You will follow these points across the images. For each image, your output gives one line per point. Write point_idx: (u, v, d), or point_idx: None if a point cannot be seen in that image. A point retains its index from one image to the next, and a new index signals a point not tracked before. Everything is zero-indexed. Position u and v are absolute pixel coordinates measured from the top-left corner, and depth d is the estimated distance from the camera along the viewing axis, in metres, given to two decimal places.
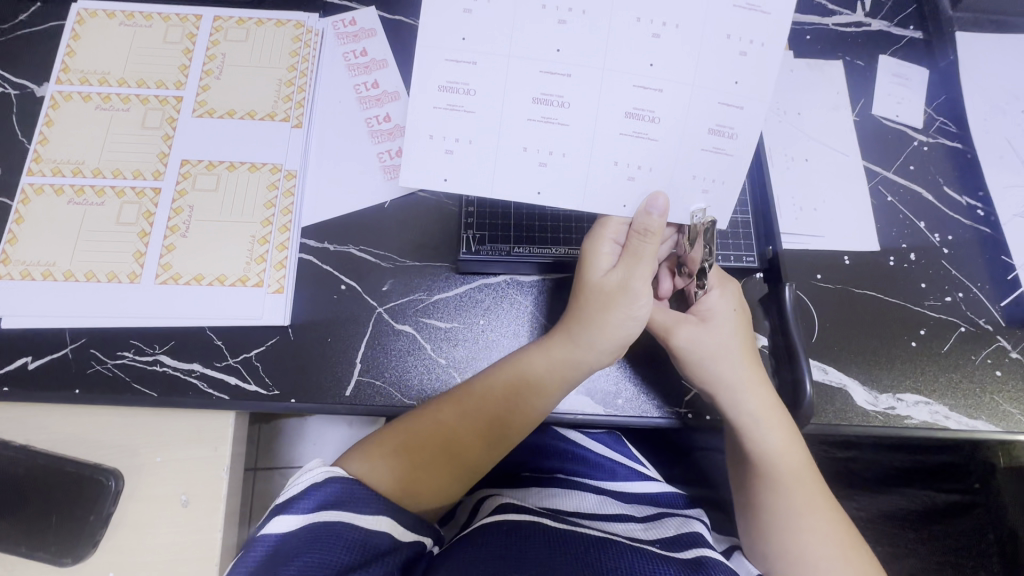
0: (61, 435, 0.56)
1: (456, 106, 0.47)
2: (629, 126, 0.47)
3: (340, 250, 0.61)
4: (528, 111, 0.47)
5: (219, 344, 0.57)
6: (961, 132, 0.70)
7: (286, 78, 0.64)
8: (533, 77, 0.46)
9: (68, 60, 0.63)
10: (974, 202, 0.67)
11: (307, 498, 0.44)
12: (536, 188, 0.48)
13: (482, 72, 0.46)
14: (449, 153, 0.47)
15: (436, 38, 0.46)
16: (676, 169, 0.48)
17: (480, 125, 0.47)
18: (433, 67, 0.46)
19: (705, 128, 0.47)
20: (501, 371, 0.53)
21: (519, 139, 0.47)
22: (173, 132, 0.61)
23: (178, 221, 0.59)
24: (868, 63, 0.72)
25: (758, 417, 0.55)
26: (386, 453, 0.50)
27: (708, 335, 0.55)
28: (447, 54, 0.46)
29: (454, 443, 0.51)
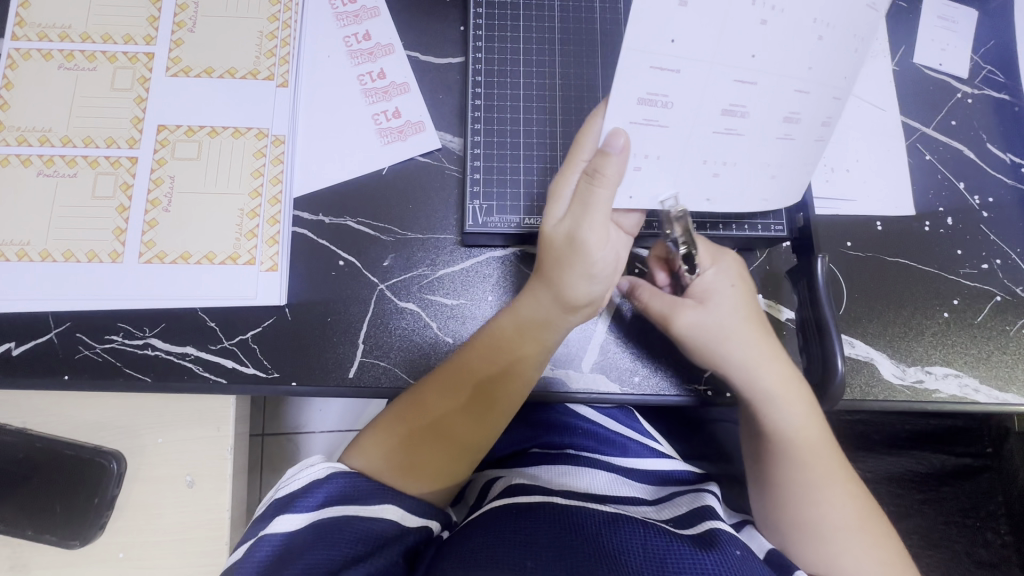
0: (53, 420, 0.54)
1: (651, 122, 0.41)
2: (780, 128, 0.43)
3: (336, 222, 0.56)
4: (713, 125, 0.42)
5: (213, 326, 0.54)
6: (1008, 81, 0.64)
7: (267, 30, 0.58)
8: (725, 86, 0.40)
9: (22, 12, 0.56)
10: (1018, 160, 0.62)
11: (311, 495, 0.43)
12: (707, 172, 0.45)
13: (685, 81, 0.39)
14: (637, 170, 0.44)
15: (644, 44, 0.37)
16: (753, 153, 0.45)
17: (671, 143, 0.42)
18: (634, 79, 0.38)
19: (777, 117, 0.42)
20: (476, 343, 0.50)
21: (700, 154, 0.44)
22: (145, 93, 0.56)
23: (159, 194, 0.54)
24: (912, 4, 0.65)
25: (773, 394, 0.52)
26: (381, 445, 0.47)
27: (712, 317, 0.52)
28: (653, 59, 0.37)
29: (445, 419, 0.49)
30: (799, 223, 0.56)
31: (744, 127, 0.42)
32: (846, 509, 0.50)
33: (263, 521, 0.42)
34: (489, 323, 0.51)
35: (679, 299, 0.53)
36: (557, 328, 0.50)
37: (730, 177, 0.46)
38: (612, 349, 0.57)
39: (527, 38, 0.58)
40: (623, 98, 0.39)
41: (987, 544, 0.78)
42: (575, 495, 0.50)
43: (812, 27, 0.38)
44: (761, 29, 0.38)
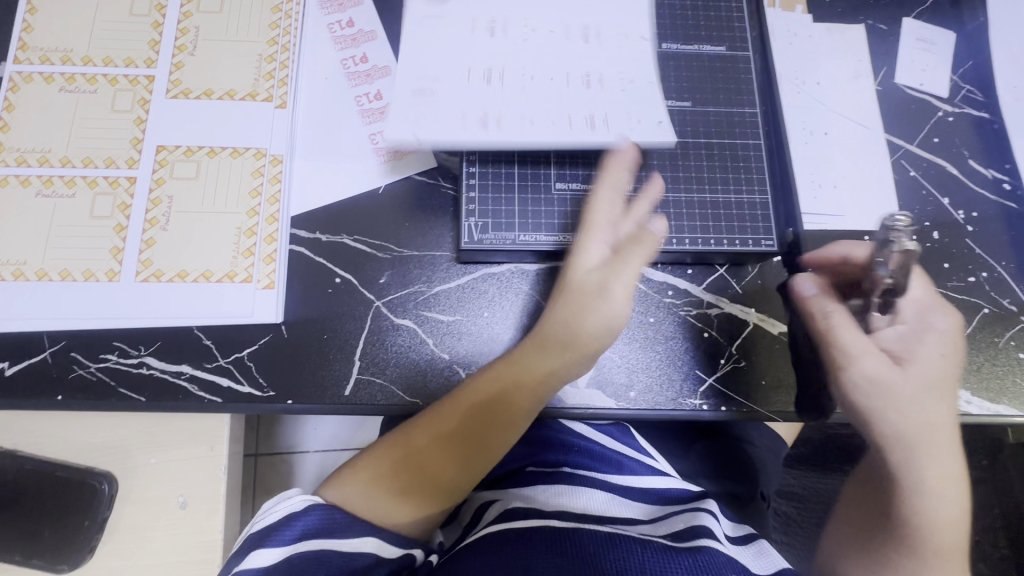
0: (45, 442, 0.54)
1: (541, 116, 0.52)
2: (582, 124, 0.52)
3: (333, 240, 0.57)
4: (559, 55, 0.55)
5: (209, 344, 0.54)
6: (988, 100, 0.66)
7: (267, 52, 0.59)
8: (526, 45, 0.55)
9: (25, 37, 0.57)
10: (1000, 175, 0.64)
11: (291, 525, 0.46)
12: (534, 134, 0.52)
13: (522, 88, 0.53)
14: (595, 121, 0.52)
15: (491, 118, 0.52)
16: (616, 39, 0.55)
17: (573, 93, 0.53)
18: (508, 129, 0.51)
19: (568, 30, 0.55)
20: (458, 400, 0.50)
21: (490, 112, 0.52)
22: (146, 115, 0.57)
23: (157, 213, 0.54)
24: (891, 27, 0.67)
25: (926, 481, 0.51)
26: (364, 495, 0.49)
27: (908, 378, 0.52)
28: (492, 109, 0.52)
29: (428, 469, 0.50)
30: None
31: (522, 106, 0.53)
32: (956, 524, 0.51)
33: (239, 556, 0.45)
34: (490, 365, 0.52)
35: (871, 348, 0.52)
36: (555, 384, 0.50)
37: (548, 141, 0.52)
38: (608, 364, 0.56)
39: None
40: (511, 136, 0.51)
41: (986, 557, 0.80)
42: (565, 517, 0.50)
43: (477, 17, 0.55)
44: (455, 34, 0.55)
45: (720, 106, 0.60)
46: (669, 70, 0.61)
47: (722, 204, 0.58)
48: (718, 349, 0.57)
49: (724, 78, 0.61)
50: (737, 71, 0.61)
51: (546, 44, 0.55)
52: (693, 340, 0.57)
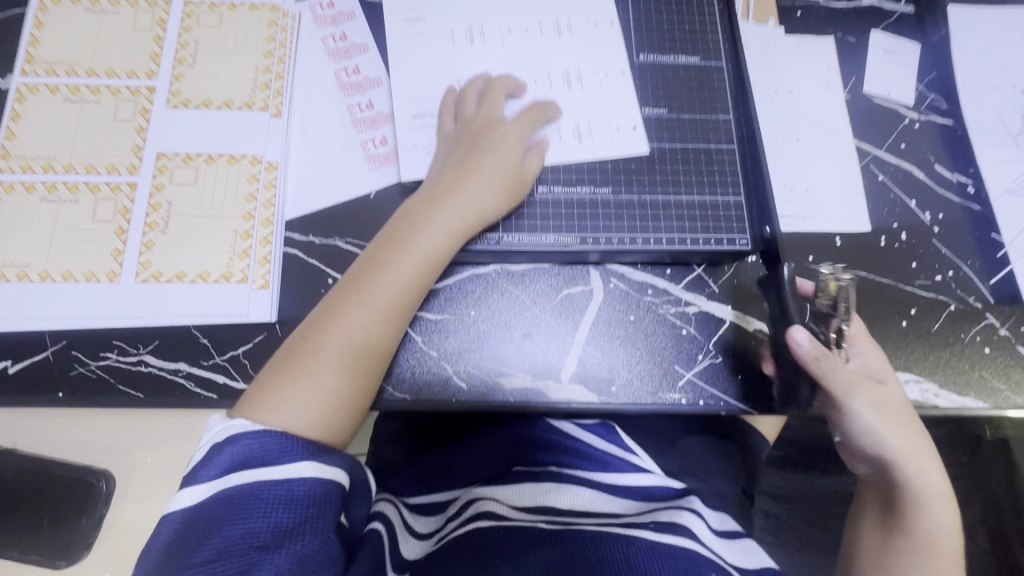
0: (45, 440, 0.55)
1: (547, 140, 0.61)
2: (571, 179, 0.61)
3: (326, 243, 0.59)
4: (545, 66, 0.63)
5: (206, 343, 0.56)
6: (952, 108, 0.69)
7: (263, 65, 0.62)
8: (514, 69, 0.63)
9: (31, 50, 0.60)
10: (965, 179, 0.67)
11: (218, 458, 0.43)
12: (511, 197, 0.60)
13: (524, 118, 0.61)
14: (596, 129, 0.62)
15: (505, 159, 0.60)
16: (589, 44, 0.65)
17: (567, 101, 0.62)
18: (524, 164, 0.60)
19: (549, 38, 0.64)
20: (363, 263, 0.52)
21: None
22: (146, 124, 0.59)
23: (157, 217, 0.57)
24: (859, 39, 0.71)
25: (930, 493, 0.55)
26: (276, 391, 0.46)
27: (891, 396, 0.55)
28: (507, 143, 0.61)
29: (341, 344, 0.48)
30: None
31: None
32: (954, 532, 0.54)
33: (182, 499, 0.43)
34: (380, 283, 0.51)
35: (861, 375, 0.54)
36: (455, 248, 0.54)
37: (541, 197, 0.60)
38: (590, 361, 0.58)
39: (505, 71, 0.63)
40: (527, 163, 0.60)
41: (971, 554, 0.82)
42: (545, 519, 0.53)
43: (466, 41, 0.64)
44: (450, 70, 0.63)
45: (695, 113, 0.64)
46: (645, 80, 0.65)
47: (699, 205, 0.61)
48: (696, 345, 0.59)
49: (697, 88, 0.65)
50: (710, 81, 0.65)
51: (532, 96, 0.62)
52: (672, 336, 0.59)
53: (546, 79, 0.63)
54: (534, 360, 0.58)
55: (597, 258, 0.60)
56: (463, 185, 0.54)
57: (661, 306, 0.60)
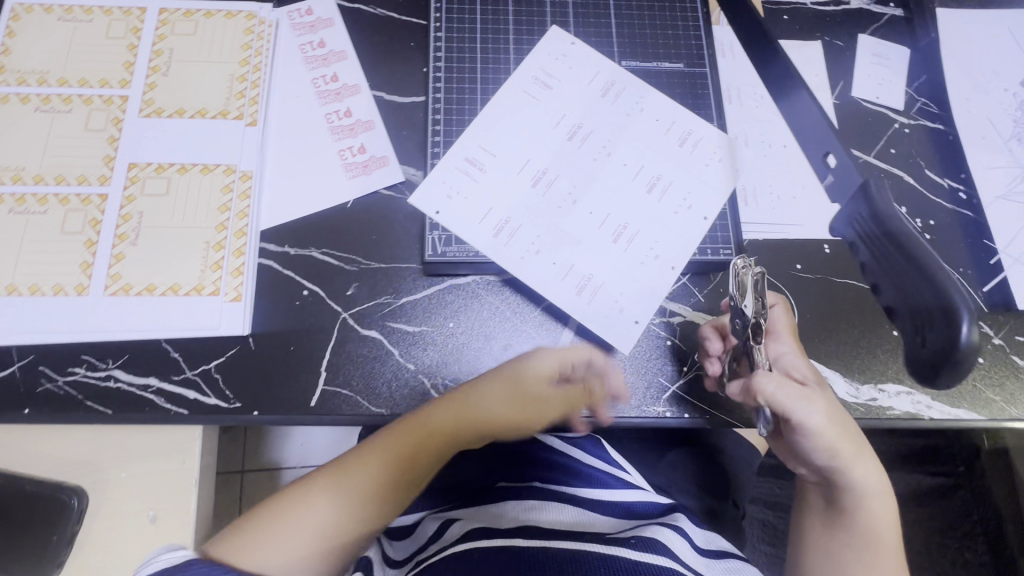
0: (9, 457, 0.53)
1: (615, 216, 0.59)
2: (623, 243, 0.58)
3: (301, 253, 0.58)
4: (596, 123, 0.62)
5: (176, 357, 0.55)
6: (942, 112, 0.68)
7: (238, 73, 0.61)
8: (567, 129, 0.61)
9: (2, 59, 0.59)
10: (956, 185, 0.65)
11: (194, 569, 0.37)
12: (552, 258, 0.57)
13: (583, 186, 0.60)
14: (672, 201, 0.60)
15: (571, 229, 0.58)
16: (648, 106, 0.63)
17: (629, 168, 0.61)
18: (596, 238, 0.58)
19: (597, 91, 0.63)
20: (396, 436, 0.49)
21: (537, 229, 0.58)
22: (118, 134, 0.58)
23: (127, 229, 0.56)
24: (847, 43, 0.70)
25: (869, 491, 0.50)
26: (277, 525, 0.45)
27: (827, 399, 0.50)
28: (571, 214, 0.59)
29: (343, 516, 0.46)
30: (973, 333, 0.31)
31: (569, 222, 0.58)
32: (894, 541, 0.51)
33: None
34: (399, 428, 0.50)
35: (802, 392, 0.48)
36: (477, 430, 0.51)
37: (589, 259, 0.58)
38: None
39: (484, 79, 0.63)
40: (597, 237, 0.58)
41: (967, 564, 0.80)
42: (529, 536, 0.49)
43: (519, 89, 0.62)
44: (504, 129, 0.61)
45: (680, 121, 0.62)
46: (630, 86, 0.63)
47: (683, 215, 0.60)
48: (681, 357, 0.58)
49: (682, 94, 0.64)
50: (694, 89, 0.64)
51: (513, 105, 0.62)
52: (656, 347, 0.58)
53: (608, 144, 0.61)
54: None
55: None
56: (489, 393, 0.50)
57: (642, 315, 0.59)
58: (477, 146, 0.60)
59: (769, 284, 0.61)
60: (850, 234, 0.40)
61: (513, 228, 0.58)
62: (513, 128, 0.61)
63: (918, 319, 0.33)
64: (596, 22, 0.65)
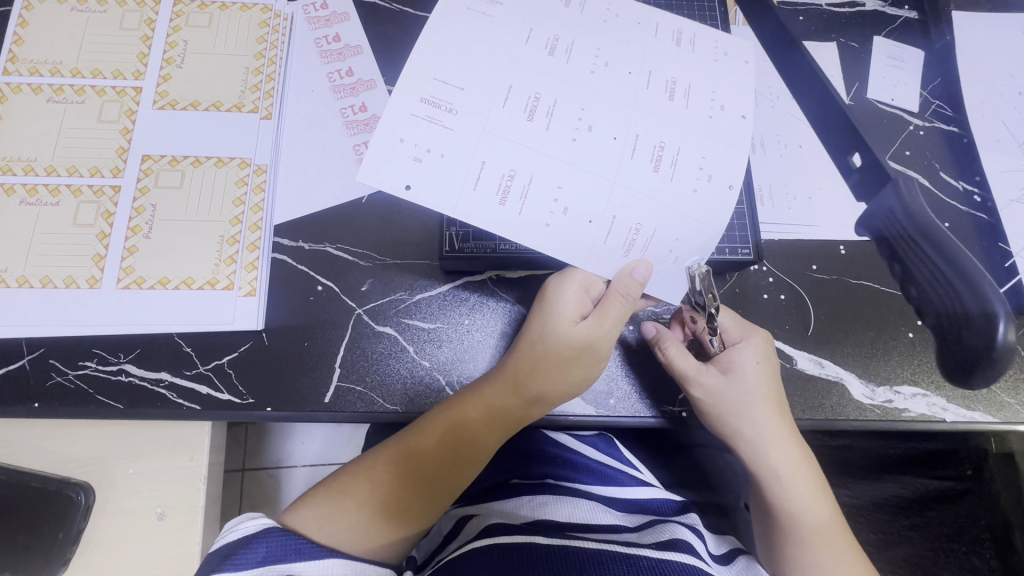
0: (15, 452, 0.52)
1: (653, 141, 0.48)
2: (666, 170, 0.47)
3: (316, 248, 0.57)
4: (580, 44, 0.51)
5: (189, 351, 0.54)
6: (957, 115, 0.67)
7: (253, 66, 0.60)
8: (543, 51, 0.50)
9: (15, 49, 0.58)
10: (970, 188, 0.65)
11: (252, 550, 0.42)
12: (586, 215, 0.47)
13: (595, 109, 0.49)
14: (713, 116, 0.49)
15: (595, 164, 0.47)
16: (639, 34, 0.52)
17: (637, 85, 0.50)
18: (635, 168, 0.47)
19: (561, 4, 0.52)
20: (447, 415, 0.51)
21: (556, 175, 0.46)
22: (131, 125, 0.57)
23: (140, 221, 0.55)
24: (862, 45, 0.70)
25: (781, 474, 0.53)
26: (338, 500, 0.47)
27: (734, 386, 0.53)
28: (592, 142, 0.48)
29: (405, 490, 0.48)
30: (1011, 334, 0.31)
31: (590, 157, 0.47)
32: (819, 508, 0.53)
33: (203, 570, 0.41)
34: (447, 407, 0.51)
35: (704, 366, 0.54)
36: (521, 406, 0.51)
37: (631, 206, 0.47)
38: None
39: None
40: (633, 165, 0.47)
41: (975, 569, 0.79)
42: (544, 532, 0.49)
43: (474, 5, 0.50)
44: (458, 64, 0.47)
45: None
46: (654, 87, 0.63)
47: None
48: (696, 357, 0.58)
49: None
50: None
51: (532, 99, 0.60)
52: None
53: (602, 59, 0.50)
54: None
55: None
56: (533, 369, 0.51)
57: (658, 318, 0.59)
58: (443, 88, 0.46)
59: (785, 284, 0.60)
60: (879, 230, 0.39)
61: (527, 186, 0.46)
62: (480, 52, 0.48)
63: (951, 320, 0.33)
64: None
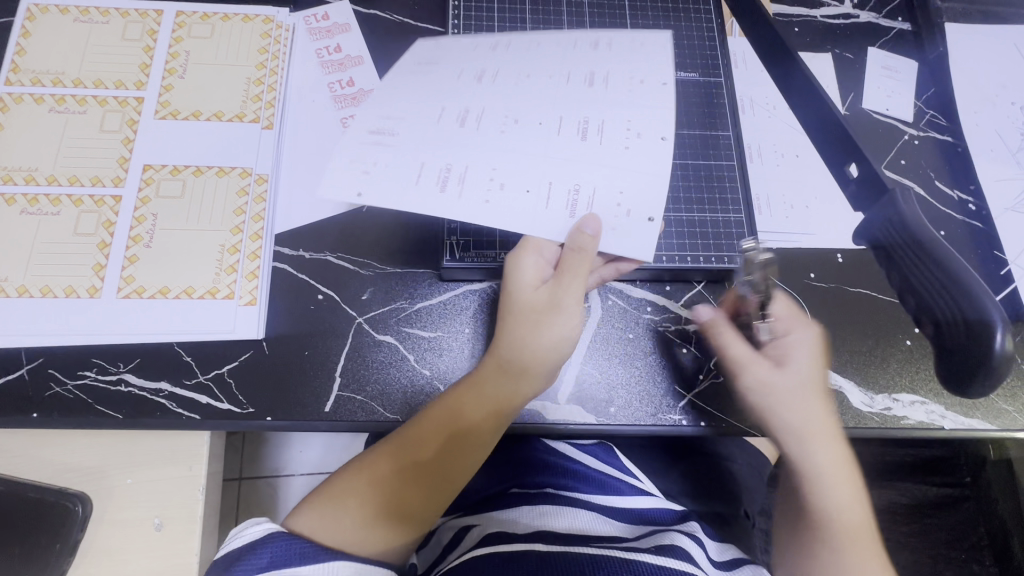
0: (13, 464, 0.52)
1: (584, 132, 0.49)
2: (623, 148, 0.48)
3: (317, 257, 0.58)
4: (519, 62, 0.53)
5: (190, 361, 0.54)
6: (952, 124, 0.68)
7: (255, 76, 0.61)
8: (472, 74, 0.52)
9: (17, 59, 0.59)
10: (966, 196, 0.66)
11: (256, 556, 0.42)
12: (523, 186, 0.47)
13: (532, 111, 0.50)
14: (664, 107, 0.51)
15: (541, 157, 0.48)
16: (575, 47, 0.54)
17: (580, 87, 0.51)
18: (578, 156, 0.48)
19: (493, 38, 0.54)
20: (443, 408, 0.50)
21: (493, 165, 0.47)
22: (133, 135, 0.58)
23: (141, 230, 0.55)
24: (857, 56, 0.71)
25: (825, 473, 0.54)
26: (340, 499, 0.47)
27: (787, 378, 0.55)
28: (536, 139, 0.49)
29: (405, 485, 0.48)
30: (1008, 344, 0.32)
31: (519, 142, 0.48)
32: (857, 510, 0.54)
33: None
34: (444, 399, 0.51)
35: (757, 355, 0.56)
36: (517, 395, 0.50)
37: (575, 178, 0.47)
38: (587, 380, 0.56)
39: None
40: (574, 154, 0.48)
41: None
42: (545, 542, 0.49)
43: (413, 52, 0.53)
44: (391, 96, 0.50)
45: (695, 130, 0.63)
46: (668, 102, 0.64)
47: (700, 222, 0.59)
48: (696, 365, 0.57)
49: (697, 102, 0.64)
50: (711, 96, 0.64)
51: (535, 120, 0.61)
52: (671, 356, 0.58)
53: (558, 72, 0.52)
54: None
55: None
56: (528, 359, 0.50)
57: (659, 325, 0.58)
58: (389, 110, 0.49)
59: (784, 293, 0.61)
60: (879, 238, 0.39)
61: (473, 179, 0.47)
62: (409, 83, 0.51)
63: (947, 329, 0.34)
64: (610, 31, 0.66)
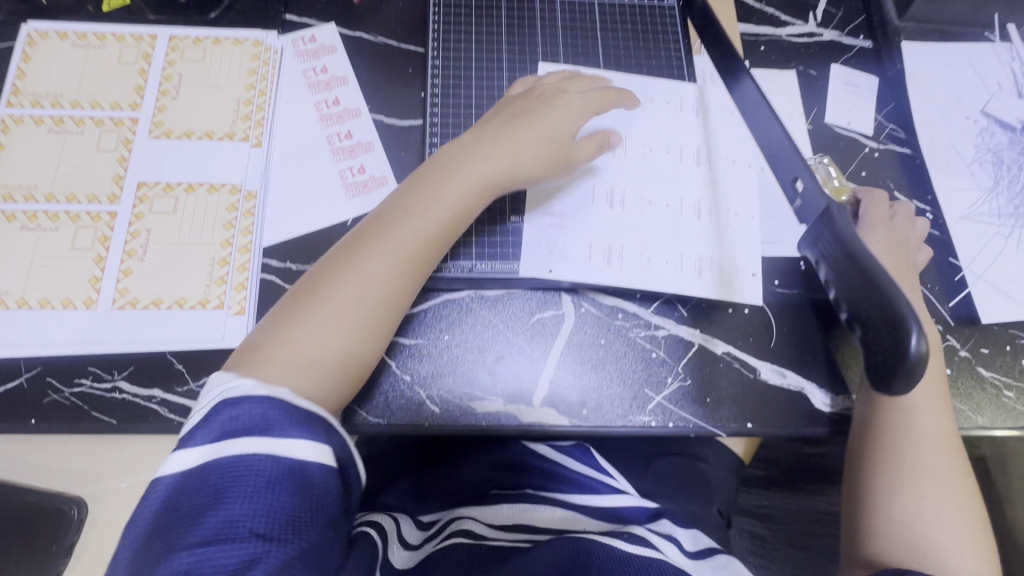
0: (9, 468, 0.54)
1: (697, 203, 0.64)
2: (706, 220, 0.63)
3: (303, 268, 0.60)
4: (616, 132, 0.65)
5: (181, 368, 0.56)
6: (910, 137, 0.72)
7: (244, 97, 0.64)
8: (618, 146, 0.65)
9: (17, 83, 0.62)
10: (924, 206, 0.69)
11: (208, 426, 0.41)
12: (665, 258, 0.62)
13: (660, 181, 0.64)
14: (754, 169, 0.66)
15: (667, 225, 0.63)
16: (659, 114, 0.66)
17: (676, 157, 0.65)
18: (717, 221, 0.63)
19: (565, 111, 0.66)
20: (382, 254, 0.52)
21: (637, 245, 0.62)
22: (129, 154, 0.61)
23: (135, 245, 0.58)
24: (820, 72, 0.74)
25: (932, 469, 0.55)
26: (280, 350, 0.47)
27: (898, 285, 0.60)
28: (663, 207, 0.63)
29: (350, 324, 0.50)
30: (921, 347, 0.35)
31: (659, 215, 0.63)
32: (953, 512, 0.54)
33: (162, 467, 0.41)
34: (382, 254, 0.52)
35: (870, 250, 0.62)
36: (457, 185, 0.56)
37: (704, 249, 0.63)
38: (561, 385, 0.59)
39: (476, 105, 0.66)
40: (709, 221, 0.63)
41: None
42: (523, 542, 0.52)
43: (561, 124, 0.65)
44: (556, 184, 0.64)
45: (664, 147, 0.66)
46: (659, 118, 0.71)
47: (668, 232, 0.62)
48: (666, 368, 0.60)
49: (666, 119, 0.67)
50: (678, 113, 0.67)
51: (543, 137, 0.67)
52: (642, 359, 0.60)
53: (642, 139, 0.65)
54: (506, 384, 0.59)
55: (569, 283, 0.61)
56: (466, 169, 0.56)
57: (631, 331, 0.61)
58: (554, 199, 0.63)
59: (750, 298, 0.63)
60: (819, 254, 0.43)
61: (629, 254, 0.62)
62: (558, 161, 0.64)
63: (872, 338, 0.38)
64: (583, 51, 0.69)
